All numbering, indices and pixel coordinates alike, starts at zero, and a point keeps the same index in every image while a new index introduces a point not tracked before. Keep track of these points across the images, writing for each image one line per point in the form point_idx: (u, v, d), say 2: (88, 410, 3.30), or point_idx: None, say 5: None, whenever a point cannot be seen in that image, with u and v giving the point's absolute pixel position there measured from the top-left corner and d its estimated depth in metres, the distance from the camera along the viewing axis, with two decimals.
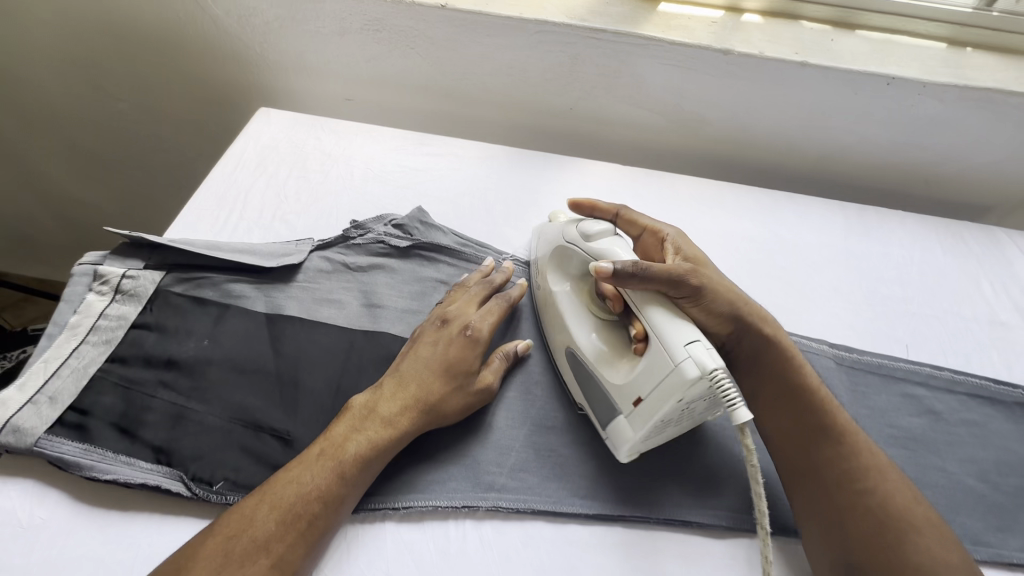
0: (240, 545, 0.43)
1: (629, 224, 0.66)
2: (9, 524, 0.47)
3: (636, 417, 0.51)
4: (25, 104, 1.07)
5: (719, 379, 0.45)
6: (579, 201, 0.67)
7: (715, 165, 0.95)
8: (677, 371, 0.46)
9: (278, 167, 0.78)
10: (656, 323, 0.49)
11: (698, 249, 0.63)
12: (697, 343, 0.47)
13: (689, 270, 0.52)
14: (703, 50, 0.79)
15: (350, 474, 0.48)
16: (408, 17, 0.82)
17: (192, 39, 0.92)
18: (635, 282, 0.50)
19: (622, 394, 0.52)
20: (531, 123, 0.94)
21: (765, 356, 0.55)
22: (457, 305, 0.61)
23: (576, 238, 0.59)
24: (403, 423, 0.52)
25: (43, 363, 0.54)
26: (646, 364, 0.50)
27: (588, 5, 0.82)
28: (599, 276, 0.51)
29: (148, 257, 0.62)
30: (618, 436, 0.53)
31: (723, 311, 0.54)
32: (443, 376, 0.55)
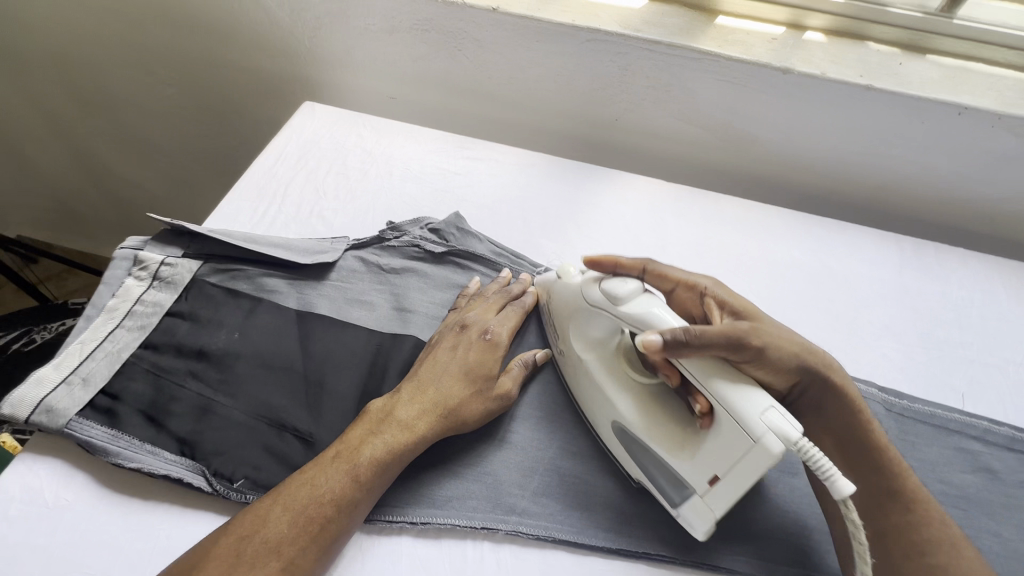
0: (252, 545, 0.43)
1: (660, 279, 0.59)
2: (37, 503, 0.48)
3: (713, 497, 0.47)
4: (83, 84, 1.11)
5: (807, 449, 0.42)
6: (597, 258, 0.58)
7: (762, 187, 0.91)
8: (758, 447, 0.43)
9: (319, 162, 0.78)
10: (723, 395, 0.45)
11: (742, 298, 0.56)
12: (772, 411, 0.43)
13: (748, 330, 0.48)
14: (761, 68, 0.76)
15: (364, 478, 0.47)
16: (458, 18, 0.81)
17: (243, 30, 0.93)
18: (689, 351, 0.47)
19: (695, 473, 0.48)
20: (573, 132, 0.92)
21: (829, 407, 0.52)
22: (476, 311, 0.60)
23: (604, 301, 0.54)
24: (421, 427, 0.51)
25: (80, 344, 0.54)
26: (719, 440, 0.46)
27: (642, 15, 0.80)
28: (648, 350, 0.48)
29: (187, 245, 0.63)
30: (694, 514, 0.49)
31: (789, 367, 0.50)
32: (463, 382, 0.54)
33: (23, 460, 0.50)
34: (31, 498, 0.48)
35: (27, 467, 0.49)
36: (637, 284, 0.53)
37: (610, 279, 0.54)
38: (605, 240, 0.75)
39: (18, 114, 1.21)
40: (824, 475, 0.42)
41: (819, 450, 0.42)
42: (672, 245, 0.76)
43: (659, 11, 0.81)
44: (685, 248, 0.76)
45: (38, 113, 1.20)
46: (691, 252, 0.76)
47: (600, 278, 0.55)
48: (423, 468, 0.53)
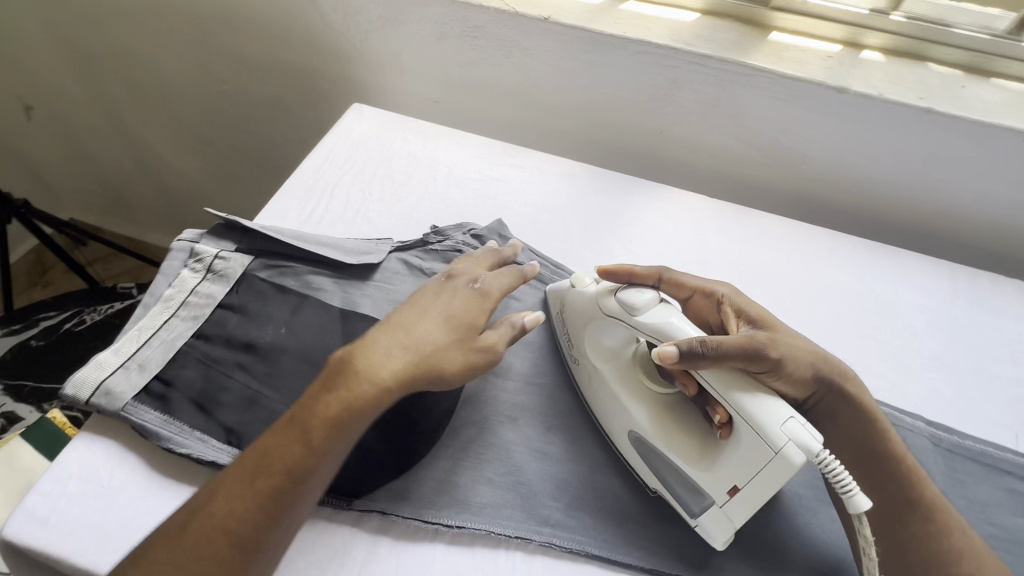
0: (198, 521, 0.43)
1: (678, 288, 0.59)
2: (93, 482, 0.50)
3: (734, 505, 0.48)
4: (141, 77, 1.15)
5: (828, 461, 0.43)
6: (611, 269, 0.57)
7: (807, 207, 0.89)
8: (779, 458, 0.43)
9: (366, 164, 0.80)
10: (743, 407, 0.45)
11: (757, 305, 0.57)
12: (793, 421, 0.44)
13: (767, 342, 0.49)
14: (814, 86, 0.75)
15: (316, 438, 0.46)
16: (509, 27, 0.81)
17: (295, 31, 0.96)
18: (708, 363, 0.47)
19: (714, 483, 0.48)
20: (616, 143, 0.92)
21: (844, 416, 0.54)
22: (462, 267, 0.59)
23: (619, 312, 0.53)
24: (383, 382, 0.49)
25: (137, 330, 0.57)
26: (738, 450, 0.46)
27: (694, 29, 0.79)
28: (664, 361, 0.48)
29: (240, 240, 0.65)
30: (712, 524, 0.50)
31: (805, 377, 0.52)
32: (437, 333, 0.52)
33: (81, 439, 0.52)
34: (87, 476, 0.50)
35: (85, 445, 0.52)
36: (654, 293, 0.52)
37: (626, 288, 0.53)
38: (645, 253, 0.74)
39: (80, 104, 1.27)
40: (843, 486, 0.43)
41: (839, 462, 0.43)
42: (714, 262, 0.75)
43: (712, 25, 0.80)
44: (727, 265, 0.75)
45: (98, 104, 1.25)
46: (734, 270, 0.75)
47: (614, 288, 0.54)
48: (460, 472, 0.53)
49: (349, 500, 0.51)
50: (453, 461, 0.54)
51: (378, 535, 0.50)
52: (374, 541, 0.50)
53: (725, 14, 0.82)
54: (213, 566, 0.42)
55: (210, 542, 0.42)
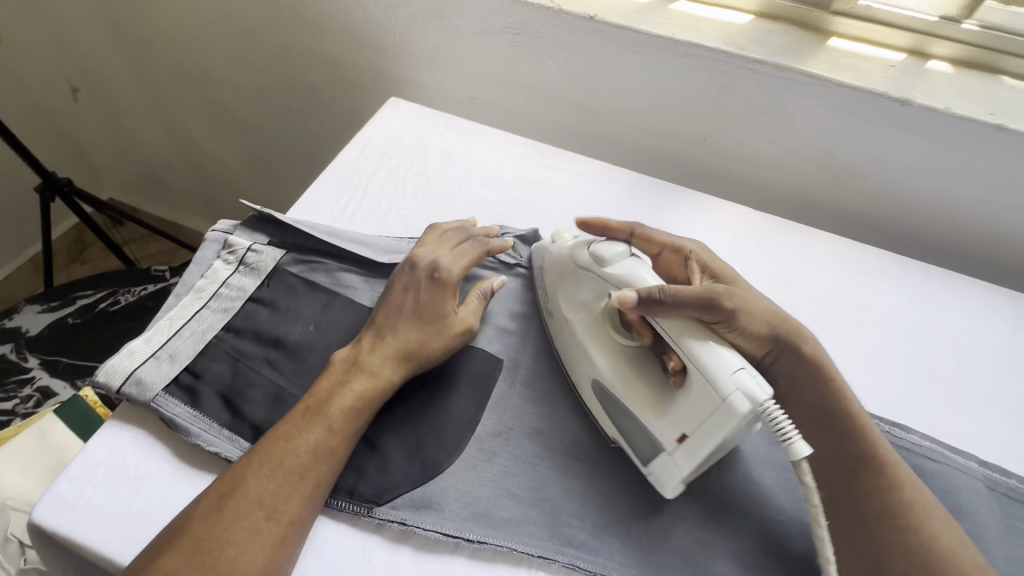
0: (234, 502, 0.44)
1: (648, 243, 0.60)
2: (120, 470, 0.50)
3: (681, 454, 0.48)
4: (182, 62, 1.17)
5: (771, 411, 0.43)
6: (588, 220, 0.60)
7: (857, 225, 0.85)
8: (726, 406, 0.43)
9: (400, 159, 0.79)
10: (695, 354, 0.46)
11: (723, 262, 0.58)
12: (742, 371, 0.44)
13: (723, 293, 0.50)
14: (875, 97, 0.70)
15: (337, 425, 0.49)
16: (552, 24, 0.79)
17: (334, 22, 0.95)
18: (666, 309, 0.48)
19: (664, 431, 0.49)
20: (657, 149, 0.88)
21: (801, 376, 0.52)
22: (429, 249, 0.62)
23: (590, 262, 0.56)
24: (388, 371, 0.53)
25: (169, 320, 0.57)
26: (688, 398, 0.47)
27: (747, 32, 0.76)
28: (623, 306, 0.50)
29: (273, 233, 0.64)
30: (663, 471, 0.50)
31: (761, 332, 0.51)
32: (425, 322, 0.56)
33: (111, 426, 0.52)
34: (115, 464, 0.50)
35: (114, 433, 0.52)
36: (624, 248, 0.55)
37: (600, 242, 0.57)
38: None
39: (124, 87, 1.29)
40: (784, 436, 0.44)
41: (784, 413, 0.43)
42: (756, 279, 0.72)
43: (767, 29, 0.76)
44: (770, 282, 0.72)
45: (142, 88, 1.28)
46: (777, 287, 0.71)
47: (588, 241, 0.57)
48: (482, 484, 0.51)
49: (371, 507, 0.49)
50: (477, 472, 0.52)
51: (398, 545, 0.49)
52: (393, 551, 0.49)
53: (782, 18, 0.78)
54: (260, 541, 0.43)
55: (248, 526, 0.43)
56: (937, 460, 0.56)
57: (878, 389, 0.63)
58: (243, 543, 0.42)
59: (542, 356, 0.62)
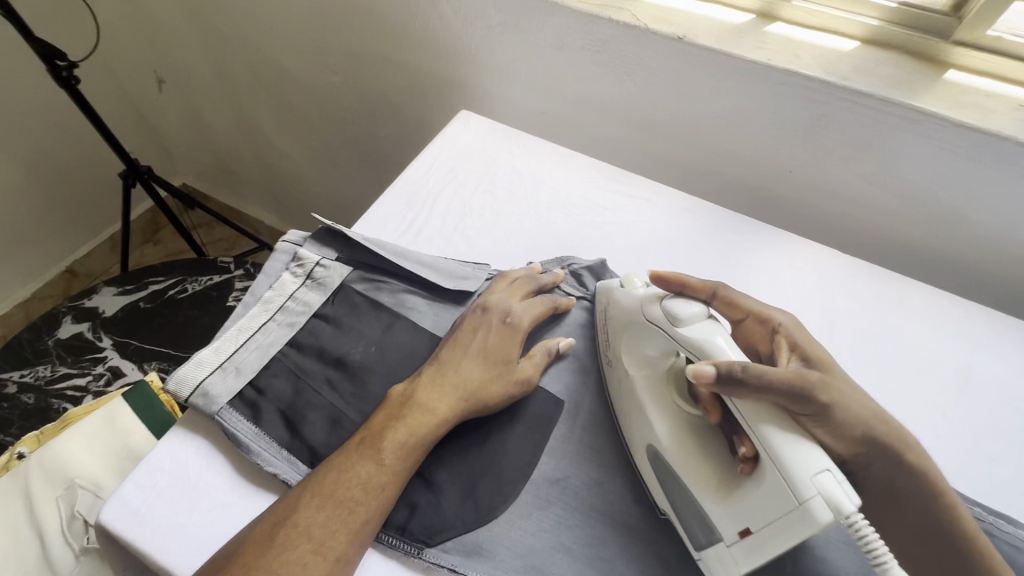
0: (285, 531, 0.44)
1: (729, 307, 0.56)
2: (182, 479, 0.51)
3: (744, 549, 0.43)
4: (260, 62, 1.20)
5: (858, 525, 0.38)
6: (664, 274, 0.56)
7: (957, 276, 0.77)
8: (803, 511, 0.39)
9: (469, 176, 0.78)
10: (772, 445, 0.42)
11: (816, 345, 0.52)
12: (827, 475, 0.40)
13: (817, 382, 0.44)
14: (998, 140, 0.63)
15: (388, 461, 0.47)
16: (637, 44, 0.75)
17: (409, 31, 0.94)
18: (747, 391, 0.44)
19: (726, 520, 0.45)
20: (734, 178, 0.84)
21: (901, 487, 0.46)
22: (499, 295, 0.61)
23: (662, 319, 0.52)
24: (443, 411, 0.51)
25: (236, 331, 0.57)
26: (758, 490, 0.43)
27: (852, 60, 0.70)
28: (698, 380, 0.45)
29: (340, 249, 0.64)
30: (717, 562, 0.46)
31: (856, 434, 0.44)
32: (487, 366, 0.54)
33: (176, 433, 0.53)
34: (178, 472, 0.51)
35: (179, 441, 0.53)
36: (703, 309, 0.51)
37: (674, 297, 0.53)
38: None
39: (204, 82, 1.35)
40: (875, 559, 0.38)
41: (873, 529, 0.38)
42: (841, 331, 0.66)
43: (875, 58, 0.70)
44: (856, 336, 0.66)
45: (220, 83, 1.32)
46: (864, 341, 0.65)
47: (662, 296, 0.54)
48: (537, 536, 0.49)
49: (422, 547, 0.48)
50: (531, 522, 0.50)
51: None
52: None
53: (893, 46, 0.71)
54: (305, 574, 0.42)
55: (294, 557, 0.42)
56: None
57: (980, 471, 0.56)
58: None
59: (604, 400, 0.59)
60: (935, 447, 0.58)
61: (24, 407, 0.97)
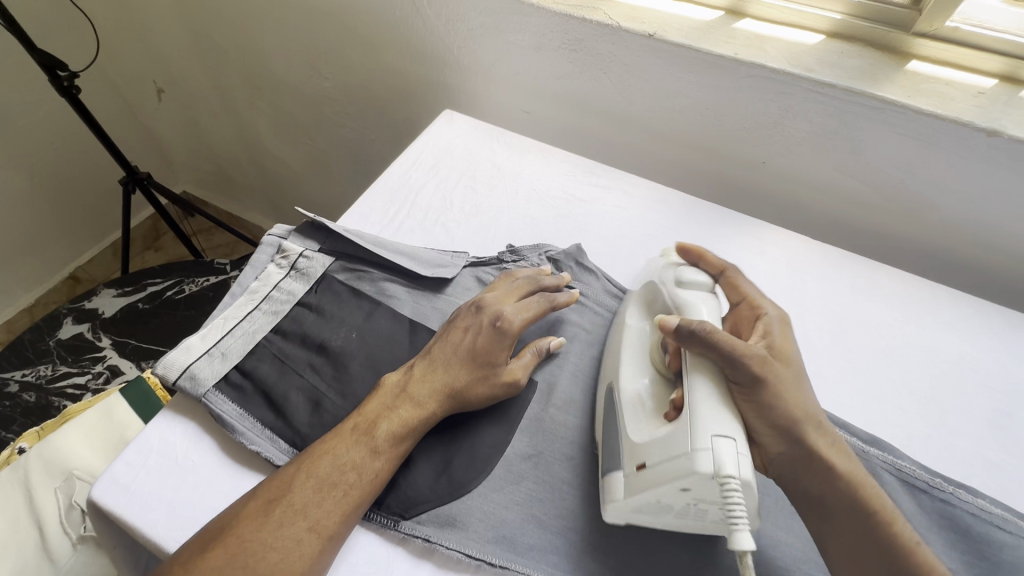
0: (280, 507, 0.45)
1: (733, 289, 0.58)
2: (170, 457, 0.53)
3: (629, 481, 0.46)
4: (254, 69, 1.24)
5: (728, 489, 0.40)
6: (687, 246, 0.61)
7: (928, 260, 0.79)
8: (688, 457, 0.42)
9: (450, 172, 0.80)
10: (696, 396, 0.45)
11: (794, 342, 0.53)
12: (726, 439, 0.42)
13: (756, 357, 0.47)
14: (958, 126, 0.65)
15: (382, 448, 0.49)
16: (609, 41, 0.78)
17: (394, 35, 0.97)
18: (696, 344, 0.47)
19: (628, 452, 0.47)
20: (710, 171, 0.86)
21: (830, 502, 0.46)
22: (496, 294, 0.61)
23: (669, 281, 0.57)
24: (432, 406, 0.53)
25: (223, 319, 0.60)
26: (664, 434, 0.45)
27: (816, 53, 0.72)
28: (663, 326, 0.51)
29: (323, 241, 0.67)
30: (607, 488, 0.48)
31: (781, 424, 0.46)
32: (475, 364, 0.55)
33: (166, 416, 0.56)
34: (165, 451, 0.53)
35: (167, 423, 0.55)
36: (707, 281, 0.55)
37: (688, 267, 0.57)
38: None
39: (201, 89, 1.38)
40: (729, 519, 0.40)
41: (740, 498, 0.40)
42: (810, 313, 0.68)
43: (840, 50, 0.72)
44: (825, 318, 0.68)
45: (216, 91, 1.36)
46: (833, 322, 0.67)
47: (680, 265, 0.58)
48: (508, 508, 0.51)
49: (398, 520, 0.50)
50: (504, 496, 0.52)
51: (420, 560, 0.49)
52: (415, 566, 0.49)
53: (857, 38, 0.73)
54: (300, 550, 0.43)
55: (289, 534, 0.44)
56: (1013, 532, 0.50)
57: (945, 443, 0.58)
58: (284, 550, 0.43)
59: (577, 381, 0.61)
60: (901, 422, 0.59)
61: (26, 405, 1.00)
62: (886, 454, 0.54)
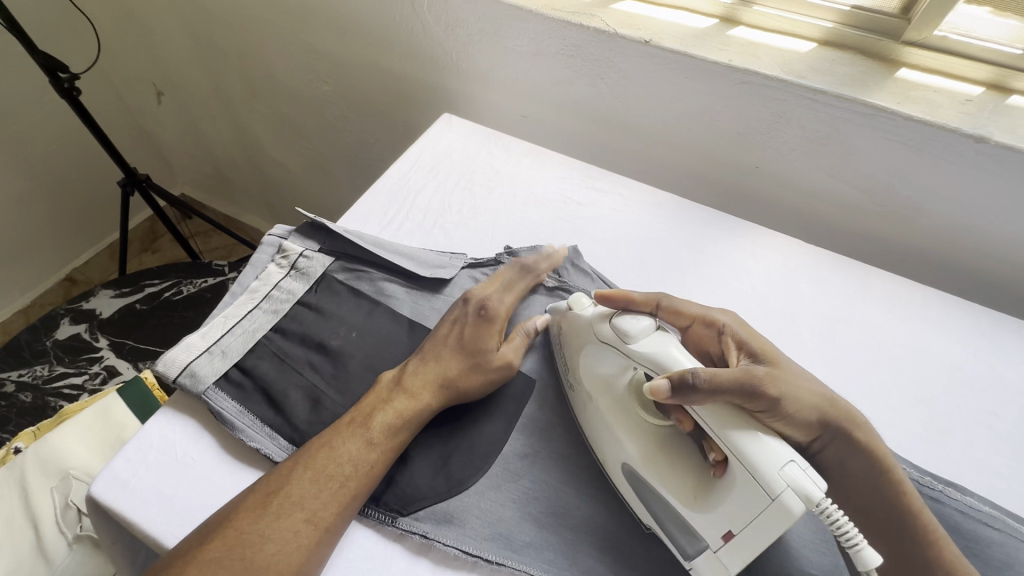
0: (278, 499, 0.45)
1: (677, 315, 0.58)
2: (169, 455, 0.53)
3: (729, 552, 0.44)
4: (254, 72, 1.25)
5: (828, 509, 0.40)
6: (608, 293, 0.58)
7: (919, 264, 0.81)
8: (777, 506, 0.40)
9: (449, 175, 0.81)
10: (739, 448, 0.43)
11: (763, 339, 0.55)
12: (793, 465, 0.41)
13: (764, 376, 0.46)
14: (946, 132, 0.66)
15: (377, 440, 0.50)
16: (606, 48, 0.80)
17: (394, 40, 0.99)
18: (703, 397, 0.45)
19: (706, 527, 0.45)
20: (705, 175, 0.88)
21: (852, 470, 0.49)
22: (482, 287, 0.65)
23: (613, 337, 0.53)
24: (425, 397, 0.54)
25: (223, 317, 0.60)
26: (732, 492, 0.43)
27: (809, 60, 0.74)
28: (657, 396, 0.47)
29: (323, 241, 0.67)
30: (707, 565, 0.46)
31: (808, 419, 0.48)
32: (466, 355, 0.57)
33: (165, 413, 0.56)
34: (165, 448, 0.54)
35: (167, 421, 0.55)
36: (650, 321, 0.52)
37: (622, 314, 0.54)
38: (726, 296, 0.70)
39: (201, 92, 1.39)
40: (849, 540, 0.41)
41: (839, 510, 0.40)
42: (803, 315, 0.69)
43: (831, 58, 0.74)
44: (817, 320, 0.69)
45: (216, 94, 1.37)
46: (825, 324, 0.68)
47: (609, 314, 0.55)
48: (506, 505, 0.52)
49: (396, 516, 0.50)
50: (501, 493, 0.52)
51: (417, 556, 0.50)
52: (413, 563, 0.49)
53: (848, 47, 0.75)
54: (297, 541, 0.44)
55: (286, 526, 0.44)
56: (1000, 529, 0.51)
57: (935, 443, 0.59)
58: (281, 541, 0.44)
59: None
60: (891, 422, 0.60)
61: (22, 405, 1.00)
62: None
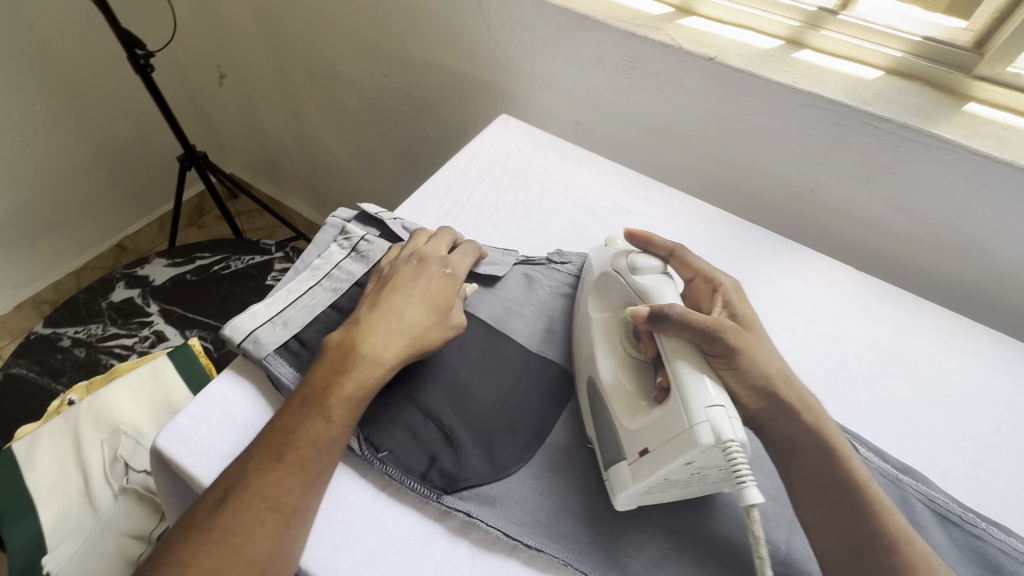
0: (235, 497, 0.45)
1: (683, 267, 0.61)
2: (228, 416, 0.56)
3: (638, 467, 0.48)
4: (316, 62, 1.29)
5: (731, 452, 0.43)
6: (636, 232, 0.63)
7: (968, 300, 0.80)
8: (688, 433, 0.44)
9: (504, 173, 0.84)
10: (681, 380, 0.47)
11: (749, 306, 0.58)
12: (719, 408, 0.45)
13: (729, 330, 0.50)
14: (1012, 169, 0.66)
15: (337, 417, 0.49)
16: (669, 62, 0.81)
17: (457, 39, 1.01)
18: (671, 327, 0.50)
19: (630, 441, 0.50)
20: (756, 194, 0.88)
21: (800, 442, 0.50)
22: (432, 244, 0.63)
23: (623, 269, 0.58)
24: (388, 361, 0.53)
25: (287, 290, 0.63)
26: (660, 416, 0.48)
27: (875, 88, 0.73)
28: (634, 318, 0.52)
29: (383, 226, 0.70)
30: (617, 480, 0.50)
31: (758, 383, 0.50)
32: (426, 315, 0.56)
33: (226, 375, 0.59)
34: (225, 409, 0.56)
35: (228, 383, 0.58)
36: (659, 266, 0.58)
37: (638, 254, 0.59)
38: (772, 314, 0.70)
39: (262, 77, 1.44)
40: (737, 479, 0.43)
41: (742, 456, 0.43)
42: (849, 340, 0.69)
43: (898, 87, 0.74)
44: (864, 348, 0.68)
45: (277, 80, 1.42)
46: (872, 353, 0.68)
47: (628, 252, 0.60)
48: (545, 495, 0.53)
49: (440, 494, 0.52)
50: (541, 483, 0.54)
51: (457, 537, 0.51)
52: (452, 543, 0.51)
53: (916, 77, 0.74)
54: (263, 530, 0.44)
55: (250, 517, 0.44)
56: None
57: (979, 479, 0.58)
58: (246, 534, 0.44)
59: None
60: (935, 455, 0.60)
61: (76, 359, 1.06)
62: (920, 483, 0.55)
